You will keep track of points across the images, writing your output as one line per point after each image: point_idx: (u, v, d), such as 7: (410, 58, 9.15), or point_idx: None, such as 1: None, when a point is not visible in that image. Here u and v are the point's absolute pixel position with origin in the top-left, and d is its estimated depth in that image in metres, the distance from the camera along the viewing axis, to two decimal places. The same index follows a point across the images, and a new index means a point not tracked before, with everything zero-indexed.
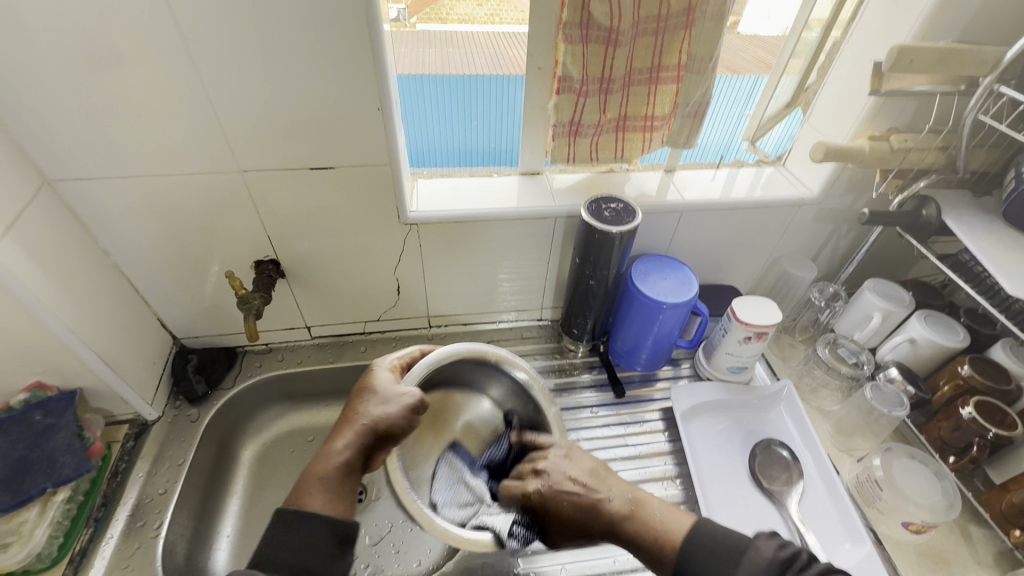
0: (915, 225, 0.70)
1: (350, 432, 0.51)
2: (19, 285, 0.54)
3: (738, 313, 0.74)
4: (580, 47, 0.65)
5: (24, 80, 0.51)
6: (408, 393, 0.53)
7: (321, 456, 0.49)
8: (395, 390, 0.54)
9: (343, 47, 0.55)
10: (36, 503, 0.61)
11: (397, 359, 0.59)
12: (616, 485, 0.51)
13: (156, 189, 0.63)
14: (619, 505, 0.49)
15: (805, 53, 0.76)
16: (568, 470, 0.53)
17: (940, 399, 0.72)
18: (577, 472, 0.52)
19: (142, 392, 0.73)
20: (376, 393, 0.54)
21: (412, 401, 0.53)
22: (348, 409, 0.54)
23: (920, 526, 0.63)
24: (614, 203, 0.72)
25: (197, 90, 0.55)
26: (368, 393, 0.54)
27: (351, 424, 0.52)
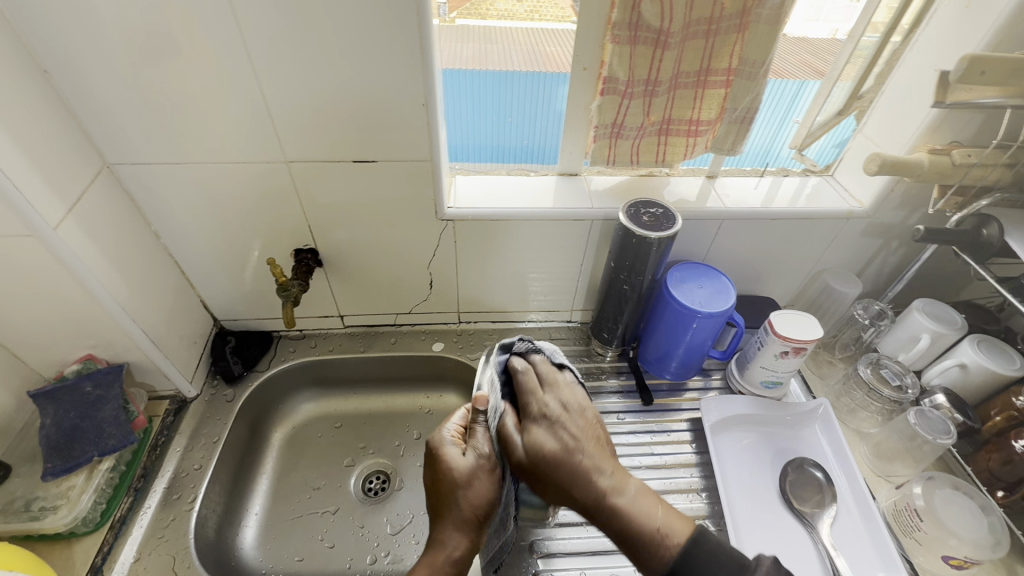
0: (974, 245, 0.67)
1: (446, 521, 0.51)
2: (78, 262, 0.57)
3: (776, 327, 0.72)
4: (628, 49, 0.64)
5: (94, 69, 0.54)
6: (480, 461, 0.53)
7: (430, 554, 0.50)
8: (468, 468, 0.52)
9: (394, 42, 0.55)
10: (84, 470, 0.64)
11: (455, 428, 0.58)
12: (607, 470, 0.50)
13: (207, 177, 0.65)
14: (612, 491, 0.49)
15: (860, 60, 0.72)
16: (577, 423, 0.53)
17: (990, 429, 0.69)
18: (581, 432, 0.52)
19: (184, 370, 0.76)
20: (453, 478, 0.52)
21: (490, 470, 0.53)
22: (434, 496, 0.53)
23: (961, 561, 0.60)
24: (653, 208, 0.70)
25: (251, 80, 0.57)
26: (446, 478, 0.52)
27: (439, 510, 0.52)
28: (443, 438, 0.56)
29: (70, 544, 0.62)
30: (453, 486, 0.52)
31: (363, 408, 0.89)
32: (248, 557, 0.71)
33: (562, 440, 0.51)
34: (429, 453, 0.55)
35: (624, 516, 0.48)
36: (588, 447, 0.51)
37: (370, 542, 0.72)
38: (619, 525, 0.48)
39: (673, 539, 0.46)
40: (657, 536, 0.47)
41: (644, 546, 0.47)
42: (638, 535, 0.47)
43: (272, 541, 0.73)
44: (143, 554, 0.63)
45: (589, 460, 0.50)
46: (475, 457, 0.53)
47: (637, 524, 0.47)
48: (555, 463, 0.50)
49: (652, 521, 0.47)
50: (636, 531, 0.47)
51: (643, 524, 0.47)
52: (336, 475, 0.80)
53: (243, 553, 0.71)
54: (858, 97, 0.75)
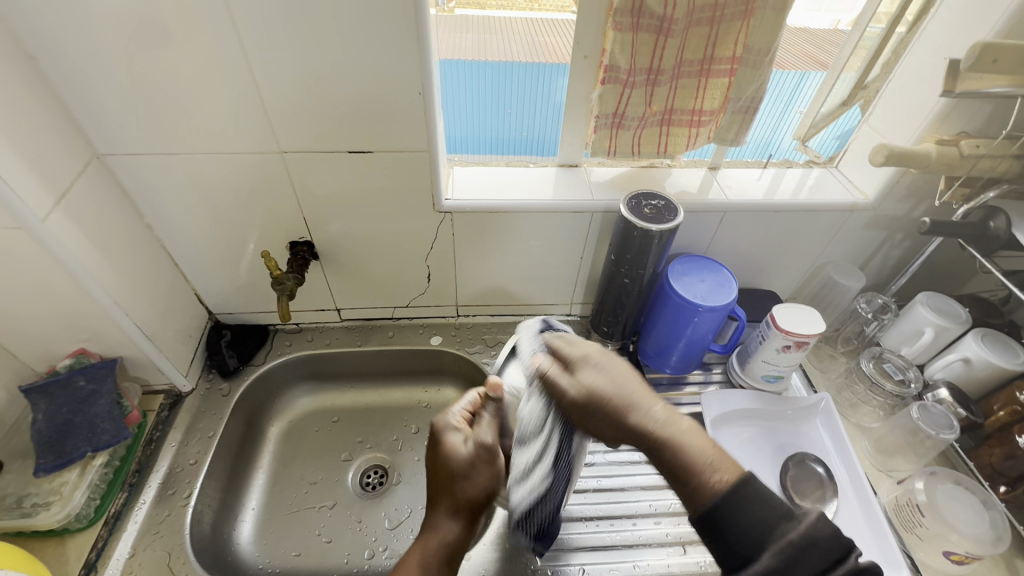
0: (981, 238, 0.67)
1: (441, 509, 0.54)
2: (68, 255, 0.56)
3: (778, 321, 0.71)
4: (629, 36, 0.63)
5: (81, 55, 0.52)
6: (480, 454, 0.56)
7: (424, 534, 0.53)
8: (467, 459, 0.55)
9: (389, 28, 0.54)
10: (77, 465, 0.64)
11: (463, 412, 0.60)
12: (660, 403, 0.47)
13: (199, 167, 0.64)
14: (662, 424, 0.45)
15: (864, 51, 0.71)
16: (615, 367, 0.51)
17: (994, 424, 0.68)
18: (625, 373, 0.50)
19: (178, 364, 0.75)
20: (453, 465, 0.55)
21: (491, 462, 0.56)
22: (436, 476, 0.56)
23: (963, 557, 0.60)
24: (655, 200, 0.69)
25: (243, 68, 0.55)
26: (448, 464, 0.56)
27: (437, 495, 0.55)
28: (446, 424, 0.58)
29: (64, 540, 0.62)
30: (451, 473, 0.55)
31: (360, 402, 0.88)
32: (245, 552, 0.70)
33: (612, 369, 0.51)
34: (434, 436, 0.59)
35: (672, 446, 0.43)
36: (636, 388, 0.49)
37: (368, 536, 0.72)
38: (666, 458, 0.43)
39: (722, 474, 0.41)
40: (705, 469, 0.41)
41: (692, 480, 0.41)
42: (685, 468, 0.42)
43: (268, 536, 0.72)
44: (138, 550, 0.62)
45: (638, 395, 0.48)
46: (474, 447, 0.56)
47: (683, 454, 0.43)
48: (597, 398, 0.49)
49: (701, 455, 0.42)
50: (684, 463, 0.42)
51: (693, 458, 0.42)
52: (334, 469, 0.79)
53: (239, 548, 0.71)
54: (863, 87, 0.74)
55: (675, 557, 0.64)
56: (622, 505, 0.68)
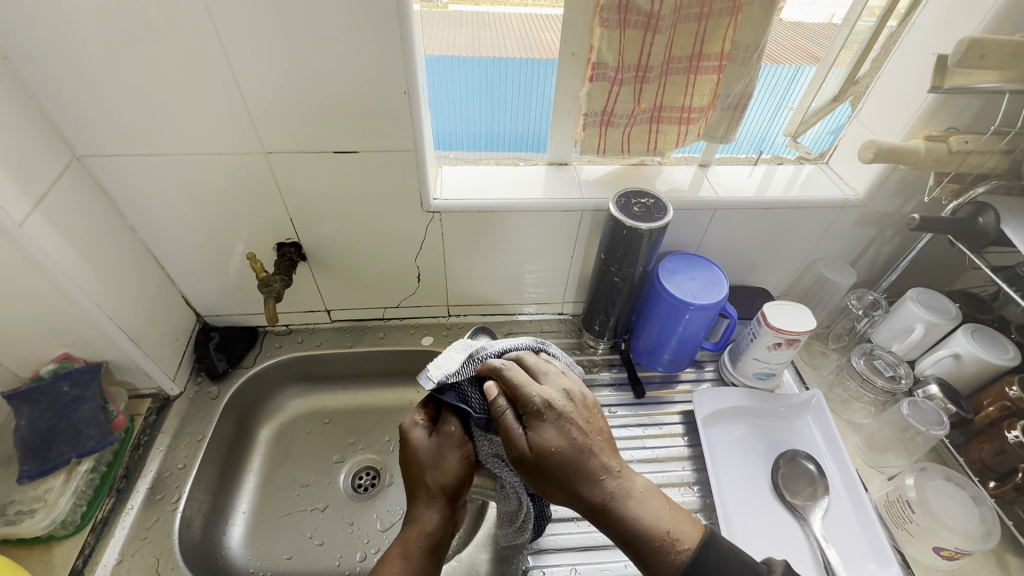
0: (969, 234, 0.66)
1: (417, 500, 0.51)
2: (47, 259, 0.55)
3: (769, 318, 0.71)
4: (617, 33, 0.62)
5: (56, 56, 0.52)
6: (449, 441, 0.52)
7: (404, 530, 0.50)
8: (433, 452, 0.52)
9: (372, 27, 0.53)
10: (63, 472, 0.63)
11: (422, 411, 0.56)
12: (620, 467, 0.46)
13: (182, 169, 0.63)
14: (623, 494, 0.45)
15: (856, 45, 0.70)
16: (580, 415, 0.47)
17: (983, 419, 0.68)
18: (586, 424, 0.47)
19: (165, 368, 0.74)
20: (421, 461, 0.52)
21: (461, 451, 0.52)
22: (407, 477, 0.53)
23: (952, 552, 0.60)
24: (645, 198, 0.69)
25: (224, 68, 0.54)
26: (416, 463, 0.52)
27: (411, 489, 0.52)
28: (410, 423, 0.55)
29: (50, 547, 0.61)
30: (419, 465, 0.52)
31: (351, 404, 0.87)
32: (235, 556, 0.70)
33: (573, 416, 0.46)
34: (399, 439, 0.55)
35: (634, 519, 0.44)
36: (597, 447, 0.46)
37: (360, 539, 0.72)
38: (623, 530, 0.44)
39: (684, 542, 0.44)
40: (668, 540, 0.44)
41: (654, 553, 0.43)
42: (648, 541, 0.43)
43: (259, 539, 0.72)
44: (125, 556, 0.62)
45: (599, 456, 0.45)
46: (439, 435, 0.52)
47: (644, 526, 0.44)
48: (561, 464, 0.44)
49: (661, 526, 0.44)
50: (646, 535, 0.44)
51: (655, 529, 0.44)
52: (326, 472, 0.79)
53: (229, 552, 0.70)
54: (853, 83, 0.73)
55: None
56: None
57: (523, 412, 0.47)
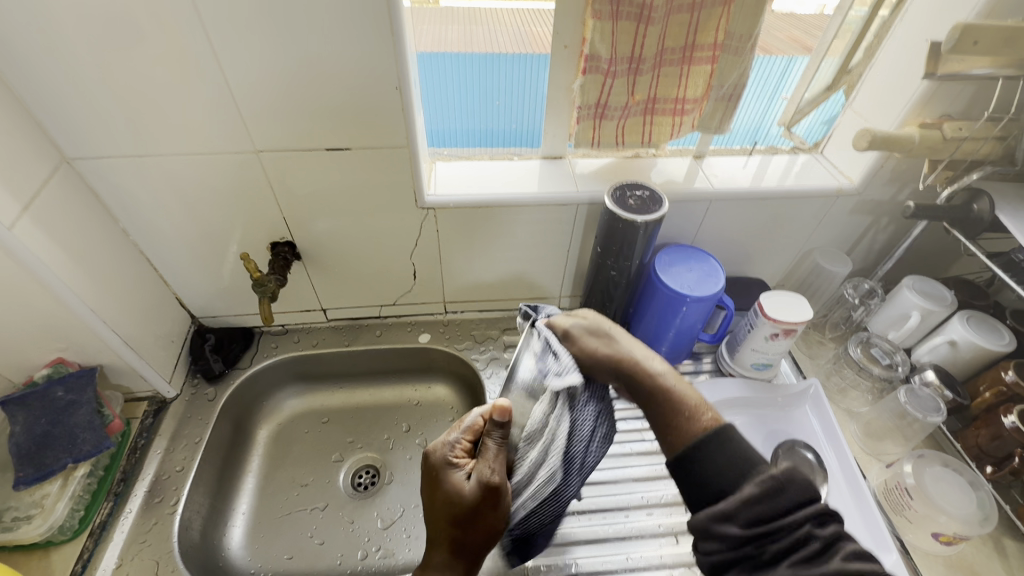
0: (965, 221, 0.66)
1: (439, 550, 0.51)
2: (38, 263, 0.54)
3: (767, 309, 0.71)
4: (610, 24, 0.61)
5: (40, 56, 0.51)
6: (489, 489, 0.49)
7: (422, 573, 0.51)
8: (471, 499, 0.50)
9: (363, 23, 0.52)
10: (59, 477, 0.62)
11: (460, 444, 0.54)
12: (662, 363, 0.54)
13: (172, 169, 0.62)
14: (660, 373, 0.52)
15: (848, 35, 0.70)
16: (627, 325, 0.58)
17: (980, 405, 0.69)
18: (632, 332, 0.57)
19: (161, 370, 0.73)
20: (455, 506, 0.50)
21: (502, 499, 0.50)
22: (435, 511, 0.51)
23: (951, 537, 0.61)
24: (639, 190, 0.68)
25: (213, 65, 0.54)
26: (448, 507, 0.50)
27: (436, 539, 0.51)
28: (442, 460, 0.52)
29: (48, 553, 0.61)
30: (452, 513, 0.50)
31: (349, 403, 0.87)
32: (236, 557, 0.70)
33: (617, 323, 0.58)
34: (429, 471, 0.53)
35: (667, 390, 0.50)
36: (640, 345, 0.55)
37: (361, 537, 0.72)
38: (657, 400, 0.50)
39: (710, 417, 0.47)
40: (695, 412, 0.47)
41: (680, 420, 0.47)
42: (677, 409, 0.48)
43: (259, 540, 0.71)
44: (125, 560, 0.61)
45: (639, 349, 0.55)
46: (479, 485, 0.50)
47: (676, 393, 0.50)
48: (604, 341, 0.56)
49: (687, 397, 0.49)
50: (676, 405, 0.48)
51: (683, 398, 0.49)
52: (325, 471, 0.79)
53: (230, 554, 0.70)
54: (846, 72, 0.73)
55: (668, 548, 0.64)
56: (615, 498, 0.68)
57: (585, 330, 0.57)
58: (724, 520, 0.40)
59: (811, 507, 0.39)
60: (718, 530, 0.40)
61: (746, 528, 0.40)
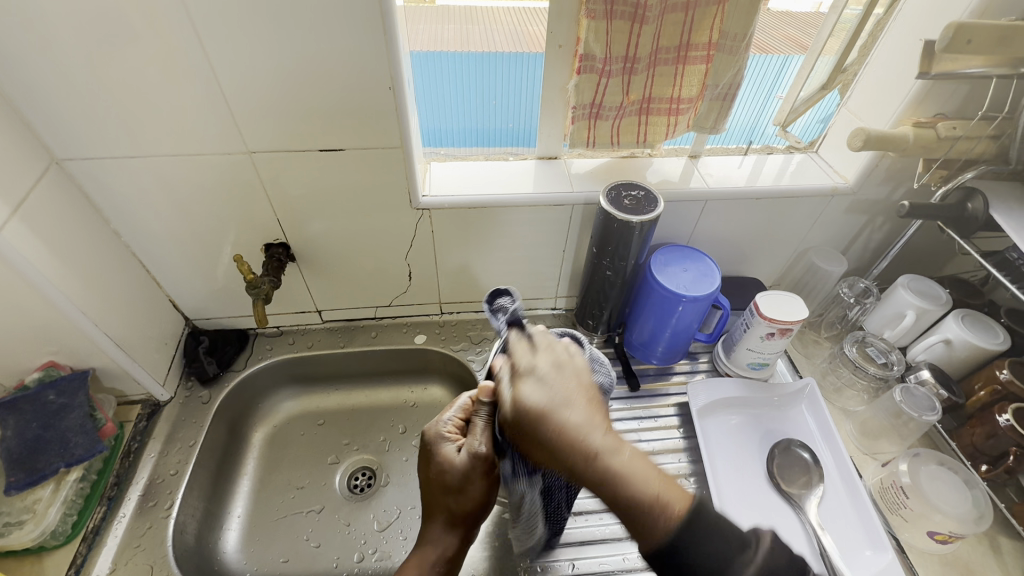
0: (960, 220, 0.67)
1: (436, 521, 0.54)
2: (28, 266, 0.54)
3: (762, 309, 0.71)
4: (604, 24, 0.61)
5: (28, 57, 0.50)
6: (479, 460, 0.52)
7: (419, 553, 0.53)
8: (461, 471, 0.52)
9: (355, 23, 0.52)
10: (51, 482, 0.62)
11: (453, 420, 0.56)
12: (609, 431, 0.42)
13: (164, 171, 0.62)
14: (608, 450, 0.40)
15: (844, 33, 0.69)
16: (565, 376, 0.46)
17: (974, 404, 0.69)
18: (571, 388, 0.45)
19: (154, 373, 0.73)
20: (445, 477, 0.52)
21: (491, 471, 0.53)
22: (431, 487, 0.54)
23: (946, 536, 0.61)
24: (635, 191, 0.68)
25: (204, 66, 0.53)
26: (440, 480, 0.53)
27: (432, 508, 0.54)
28: (436, 436, 0.55)
29: (41, 559, 0.60)
30: (445, 484, 0.52)
31: (345, 404, 0.87)
32: (231, 561, 0.69)
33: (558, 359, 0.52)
34: (424, 447, 0.55)
35: (617, 482, 0.38)
36: (577, 404, 0.43)
37: (357, 540, 0.71)
38: (610, 492, 0.39)
39: (675, 504, 0.38)
40: (655, 503, 0.38)
41: (638, 515, 0.38)
42: (632, 504, 0.38)
43: (255, 544, 0.71)
44: (118, 565, 0.61)
45: (580, 419, 0.42)
46: (468, 457, 0.52)
47: (630, 480, 0.38)
48: (537, 419, 0.43)
49: (648, 487, 0.38)
50: (631, 498, 0.38)
51: (640, 492, 0.38)
52: (321, 473, 0.78)
53: (225, 557, 0.70)
54: (842, 70, 0.72)
55: None
56: None
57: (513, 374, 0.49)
58: None
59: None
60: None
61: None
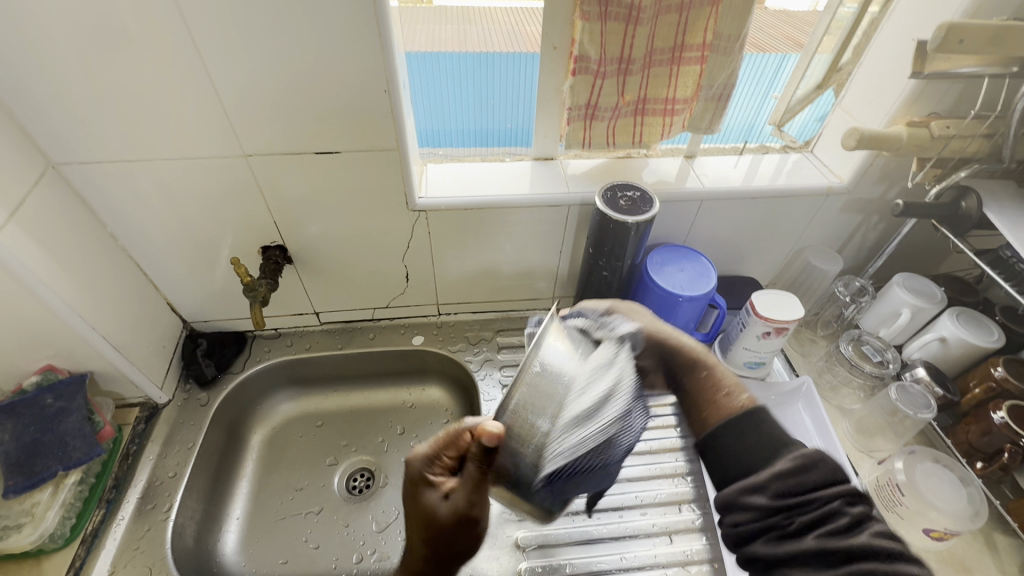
0: (954, 218, 0.67)
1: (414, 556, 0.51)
2: (25, 270, 0.54)
3: (758, 308, 0.71)
4: (599, 26, 0.61)
5: (24, 61, 0.50)
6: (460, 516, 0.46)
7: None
8: (439, 523, 0.47)
9: (350, 25, 0.52)
10: (49, 485, 0.62)
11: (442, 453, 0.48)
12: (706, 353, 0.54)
13: (160, 174, 0.62)
14: (697, 362, 0.54)
15: (839, 31, 0.70)
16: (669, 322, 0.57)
17: (969, 401, 0.69)
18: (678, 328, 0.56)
19: (152, 376, 0.73)
20: (425, 522, 0.48)
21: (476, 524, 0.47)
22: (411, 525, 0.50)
23: (941, 533, 0.61)
24: (631, 191, 0.68)
25: (200, 69, 0.53)
26: (419, 522, 0.48)
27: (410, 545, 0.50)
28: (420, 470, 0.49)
29: (40, 561, 0.61)
30: (426, 529, 0.48)
31: (343, 406, 0.87)
32: (230, 563, 0.70)
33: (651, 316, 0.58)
34: (409, 481, 0.50)
35: (696, 374, 0.53)
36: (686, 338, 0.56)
37: (356, 540, 0.72)
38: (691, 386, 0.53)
39: (742, 399, 0.48)
40: (725, 395, 0.49)
41: (712, 402, 0.50)
42: (708, 394, 0.51)
43: (254, 545, 0.71)
44: (117, 567, 0.61)
45: (683, 345, 0.55)
46: (450, 511, 0.47)
47: (712, 382, 0.52)
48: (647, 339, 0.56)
49: (721, 379, 0.52)
50: (707, 388, 0.51)
51: (711, 382, 0.52)
52: (320, 474, 0.78)
53: (224, 559, 0.70)
54: (837, 70, 0.74)
55: (662, 547, 0.64)
56: (608, 498, 0.68)
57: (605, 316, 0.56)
58: (751, 491, 0.41)
59: (836, 488, 0.40)
60: (745, 501, 0.41)
61: (776, 498, 0.40)
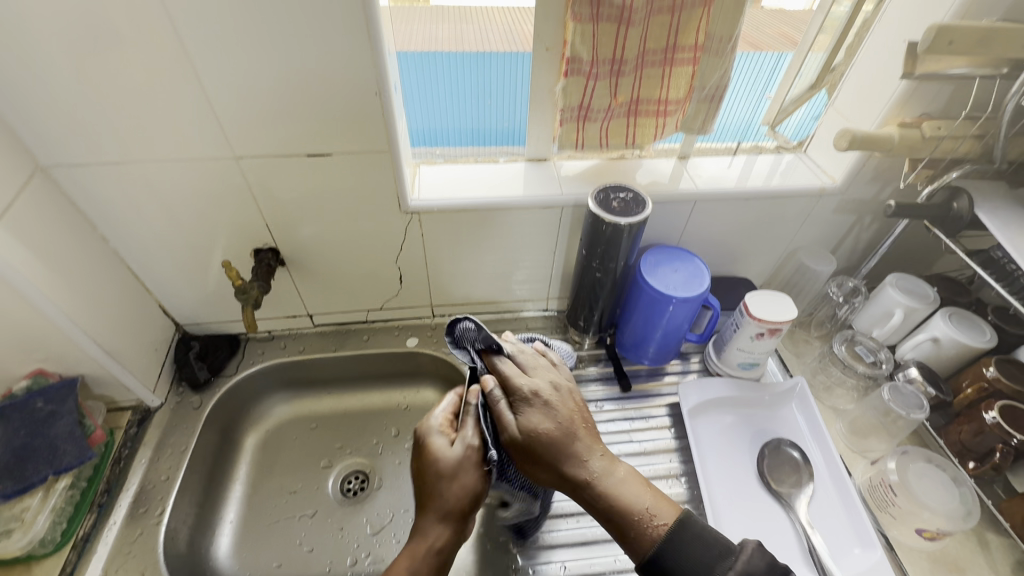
0: (945, 218, 0.68)
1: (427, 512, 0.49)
2: (13, 274, 0.54)
3: (751, 309, 0.71)
4: (590, 27, 0.61)
5: (12, 65, 0.50)
6: (473, 452, 0.51)
7: (412, 545, 0.48)
8: (452, 465, 0.50)
9: (341, 28, 0.52)
10: (40, 490, 0.61)
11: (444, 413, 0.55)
12: (603, 452, 0.50)
13: (150, 177, 0.62)
14: (605, 473, 0.49)
15: (833, 30, 0.70)
16: (565, 403, 0.52)
17: (961, 402, 0.69)
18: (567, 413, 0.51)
19: (144, 379, 0.73)
20: (437, 472, 0.50)
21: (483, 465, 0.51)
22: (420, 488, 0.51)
23: (934, 533, 0.62)
24: (623, 193, 0.68)
25: (189, 72, 0.53)
26: (431, 475, 0.50)
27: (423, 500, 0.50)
28: (431, 428, 0.54)
29: (30, 566, 0.60)
30: (438, 476, 0.50)
31: (337, 408, 0.86)
32: (224, 567, 0.69)
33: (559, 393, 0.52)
34: (416, 443, 0.54)
35: (616, 497, 0.48)
36: (579, 432, 0.50)
37: (350, 543, 0.71)
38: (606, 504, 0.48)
39: (666, 515, 0.47)
40: (645, 517, 0.47)
41: (634, 527, 0.47)
42: (628, 516, 0.47)
43: (247, 549, 0.71)
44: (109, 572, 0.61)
45: (582, 445, 0.50)
46: (464, 448, 0.51)
47: (627, 502, 0.48)
48: (550, 444, 0.49)
49: (640, 500, 0.48)
50: (625, 511, 0.47)
51: (634, 506, 0.47)
52: (314, 477, 0.78)
53: (217, 563, 0.70)
54: (830, 70, 0.73)
55: None
56: None
57: (514, 397, 0.52)
58: None
59: None
60: None
61: None
